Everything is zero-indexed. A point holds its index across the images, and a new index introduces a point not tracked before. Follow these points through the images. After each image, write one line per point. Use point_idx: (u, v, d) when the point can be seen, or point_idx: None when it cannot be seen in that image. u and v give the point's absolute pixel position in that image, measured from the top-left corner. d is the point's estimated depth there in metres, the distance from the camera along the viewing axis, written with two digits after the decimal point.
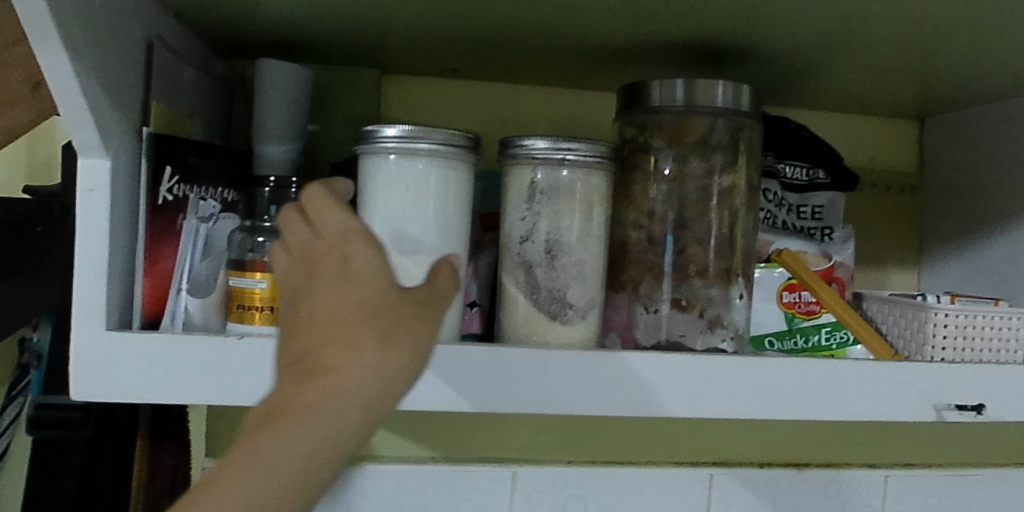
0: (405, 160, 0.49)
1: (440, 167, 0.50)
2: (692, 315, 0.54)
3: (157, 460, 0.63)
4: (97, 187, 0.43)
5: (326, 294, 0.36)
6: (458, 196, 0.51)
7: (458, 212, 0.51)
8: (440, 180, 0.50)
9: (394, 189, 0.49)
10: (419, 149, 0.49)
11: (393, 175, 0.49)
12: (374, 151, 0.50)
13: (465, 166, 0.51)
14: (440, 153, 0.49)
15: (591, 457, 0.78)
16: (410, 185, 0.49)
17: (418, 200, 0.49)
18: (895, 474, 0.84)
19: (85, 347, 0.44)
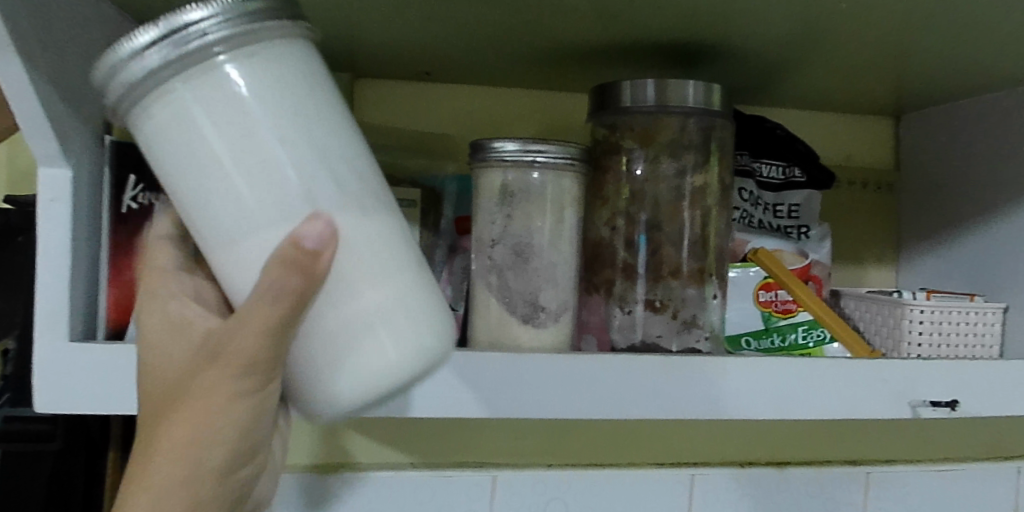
0: (185, 71, 0.35)
1: (235, 58, 0.36)
2: (665, 316, 0.53)
3: (128, 471, 0.62)
4: (58, 197, 0.43)
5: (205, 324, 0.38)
6: (297, 101, 0.37)
7: (304, 143, 0.36)
8: (241, 83, 0.36)
9: (185, 118, 0.36)
10: (189, 38, 0.34)
11: (185, 102, 0.35)
12: (131, 73, 0.35)
13: (293, 52, 0.37)
14: (226, 40, 0.35)
15: (572, 460, 0.78)
16: (208, 106, 0.35)
17: (231, 128, 0.35)
18: (877, 470, 0.84)
19: (47, 360, 0.43)
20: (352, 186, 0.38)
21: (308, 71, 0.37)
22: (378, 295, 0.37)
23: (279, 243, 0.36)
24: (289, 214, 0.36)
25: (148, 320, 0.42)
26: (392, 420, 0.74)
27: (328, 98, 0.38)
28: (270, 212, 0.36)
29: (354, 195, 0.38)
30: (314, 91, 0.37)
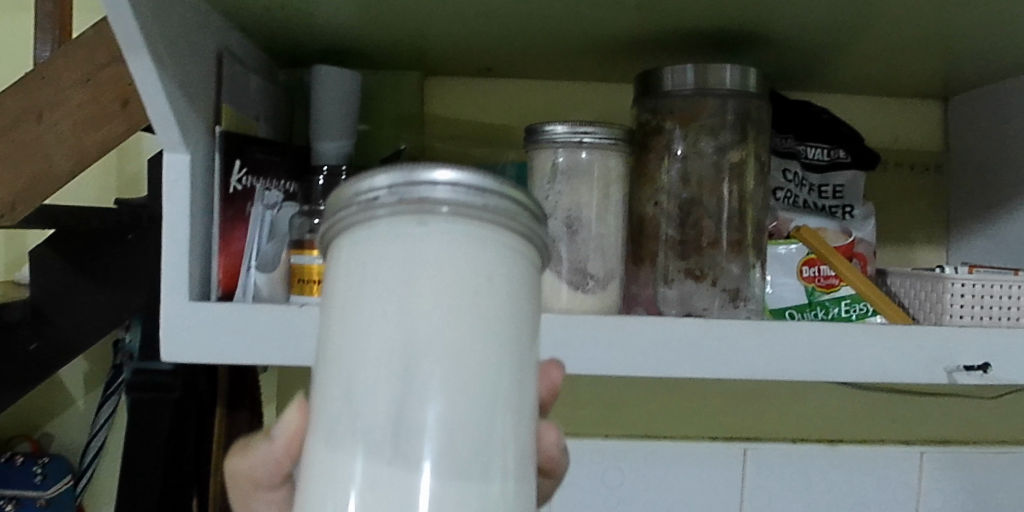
0: (395, 222, 0.33)
1: (456, 234, 0.32)
2: (705, 284, 0.58)
3: (232, 427, 0.69)
4: (180, 178, 0.51)
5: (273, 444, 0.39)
6: (468, 275, 0.32)
7: (470, 372, 0.32)
8: (446, 263, 0.32)
9: (366, 268, 0.33)
10: (425, 199, 0.32)
11: (375, 252, 0.33)
12: (357, 206, 0.33)
13: (516, 250, 0.33)
14: (455, 211, 0.32)
15: (628, 432, 0.83)
16: (393, 268, 0.32)
17: (403, 308, 0.32)
18: (931, 450, 0.86)
19: (170, 316, 0.51)
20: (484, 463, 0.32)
21: (520, 279, 0.33)
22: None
23: (384, 480, 0.31)
24: (407, 443, 0.31)
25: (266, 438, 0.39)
26: None
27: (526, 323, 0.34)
28: (391, 434, 0.32)
29: (483, 471, 0.32)
30: (512, 305, 0.33)
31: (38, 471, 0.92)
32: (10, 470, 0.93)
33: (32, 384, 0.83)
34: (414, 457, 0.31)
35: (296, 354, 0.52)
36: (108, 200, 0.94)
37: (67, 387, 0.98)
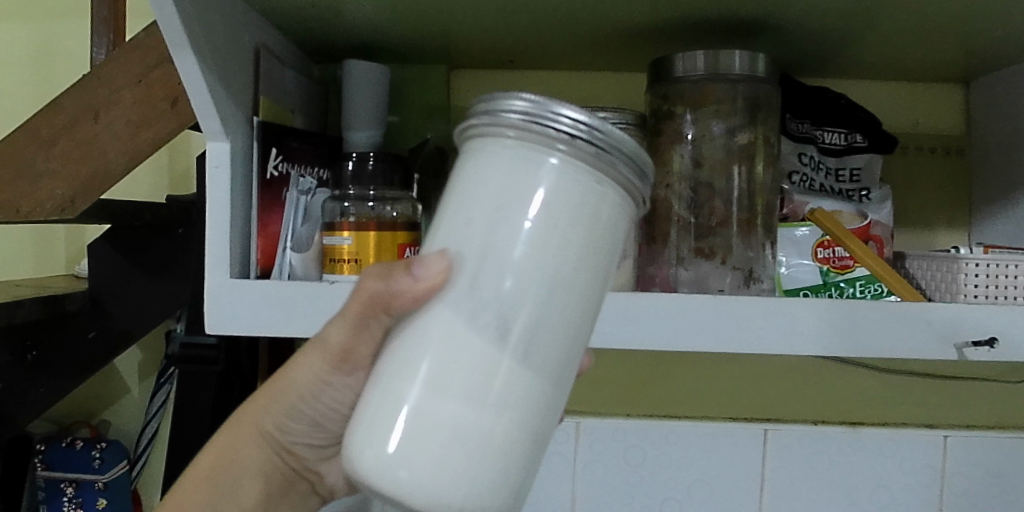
0: (522, 140, 0.41)
1: (566, 165, 0.40)
2: (714, 262, 0.62)
3: None
4: (222, 164, 0.56)
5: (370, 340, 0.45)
6: (565, 203, 0.40)
7: (562, 282, 0.40)
8: (551, 183, 0.40)
9: (492, 171, 0.41)
10: (551, 130, 0.40)
11: (500, 159, 0.41)
12: (496, 119, 0.41)
13: (613, 192, 0.41)
14: (569, 146, 0.40)
15: (649, 411, 0.86)
16: (513, 179, 0.40)
17: (516, 214, 0.40)
18: (955, 434, 0.86)
19: (213, 291, 0.56)
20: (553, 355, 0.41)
21: (609, 216, 0.41)
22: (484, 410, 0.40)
23: (472, 353, 0.40)
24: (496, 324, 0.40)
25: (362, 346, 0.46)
26: None
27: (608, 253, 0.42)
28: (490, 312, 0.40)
29: (554, 361, 0.41)
30: (601, 235, 0.41)
31: (96, 456, 0.99)
32: (71, 454, 1.00)
33: (90, 370, 0.90)
34: (507, 338, 0.40)
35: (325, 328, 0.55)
36: (160, 196, 1.00)
37: (122, 372, 1.05)
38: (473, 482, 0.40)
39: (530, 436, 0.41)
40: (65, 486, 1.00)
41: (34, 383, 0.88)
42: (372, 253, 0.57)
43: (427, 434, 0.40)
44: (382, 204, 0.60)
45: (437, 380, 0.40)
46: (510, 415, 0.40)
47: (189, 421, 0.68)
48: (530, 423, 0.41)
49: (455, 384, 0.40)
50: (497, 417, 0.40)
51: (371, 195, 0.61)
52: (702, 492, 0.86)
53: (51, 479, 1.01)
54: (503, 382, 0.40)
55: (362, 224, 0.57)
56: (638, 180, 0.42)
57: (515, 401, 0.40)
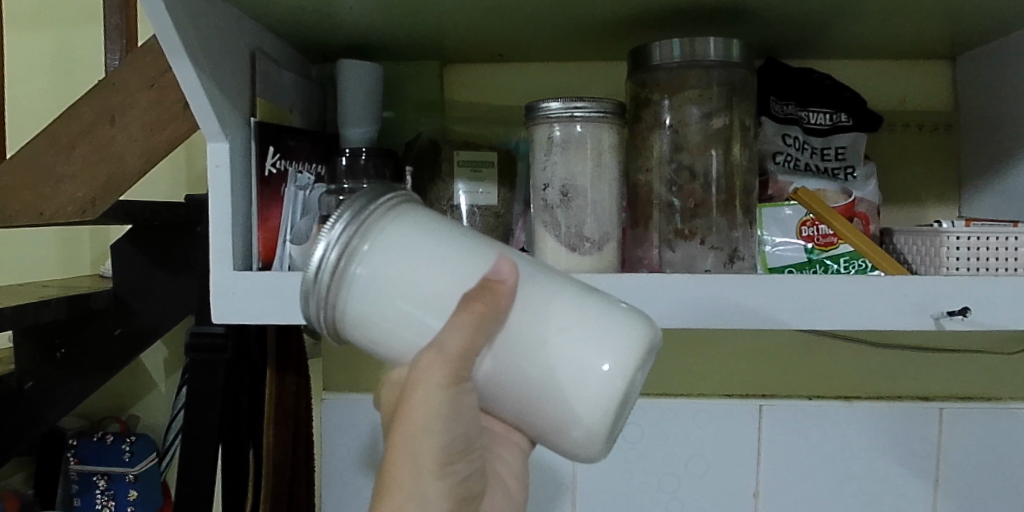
0: (355, 258, 0.47)
1: (393, 223, 0.48)
2: (694, 241, 0.65)
3: (281, 387, 0.75)
4: (221, 163, 0.59)
5: (440, 358, 0.45)
6: (421, 235, 0.48)
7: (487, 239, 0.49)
8: (396, 245, 0.47)
9: (374, 278, 0.47)
10: (355, 232, 0.47)
11: (371, 274, 0.47)
12: (323, 274, 0.47)
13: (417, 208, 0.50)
14: (378, 221, 0.48)
15: (645, 390, 0.88)
16: (396, 256, 0.47)
17: (428, 264, 0.47)
18: (950, 406, 0.88)
19: (217, 284, 0.59)
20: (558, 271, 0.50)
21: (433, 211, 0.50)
22: (562, 314, 0.46)
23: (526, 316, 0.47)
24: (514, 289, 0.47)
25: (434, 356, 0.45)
26: None
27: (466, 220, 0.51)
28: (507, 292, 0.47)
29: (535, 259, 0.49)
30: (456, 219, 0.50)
31: (126, 449, 1.04)
32: (102, 448, 1.05)
33: (116, 367, 0.95)
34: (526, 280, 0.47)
35: None
36: (175, 195, 1.04)
37: (149, 366, 1.10)
38: (621, 333, 0.46)
39: (623, 305, 0.48)
40: (98, 479, 1.05)
41: (61, 380, 0.93)
42: None
43: (579, 357, 0.46)
44: None
45: (536, 337, 0.46)
46: (576, 308, 0.47)
47: (200, 409, 0.70)
48: (616, 300, 0.48)
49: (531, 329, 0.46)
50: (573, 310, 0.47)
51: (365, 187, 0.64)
52: (701, 466, 0.88)
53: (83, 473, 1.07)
54: (567, 297, 0.47)
55: None
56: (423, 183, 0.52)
57: (573, 298, 0.47)
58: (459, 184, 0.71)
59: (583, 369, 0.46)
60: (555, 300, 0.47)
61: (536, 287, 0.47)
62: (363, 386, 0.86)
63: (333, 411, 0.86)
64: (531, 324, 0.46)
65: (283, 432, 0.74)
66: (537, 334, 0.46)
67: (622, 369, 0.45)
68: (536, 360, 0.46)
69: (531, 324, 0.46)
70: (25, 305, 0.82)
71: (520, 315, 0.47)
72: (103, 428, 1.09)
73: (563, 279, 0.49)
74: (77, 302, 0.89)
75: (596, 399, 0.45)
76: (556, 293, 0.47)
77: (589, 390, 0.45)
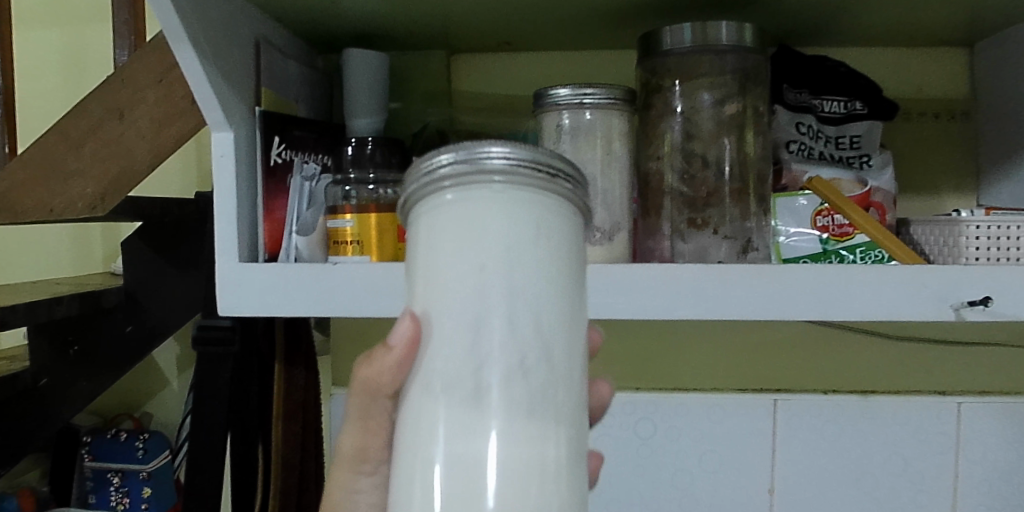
0: (462, 185, 0.41)
1: (517, 200, 0.40)
2: (706, 231, 0.64)
3: (290, 380, 0.74)
4: (226, 153, 0.58)
5: (345, 448, 0.49)
6: (519, 236, 0.40)
7: (553, 314, 0.40)
8: (498, 217, 0.40)
9: (444, 220, 0.41)
10: (485, 170, 0.40)
11: (446, 210, 0.41)
12: (431, 166, 0.41)
13: (563, 207, 0.41)
14: (515, 176, 0.40)
15: (659, 385, 0.87)
16: (470, 226, 0.40)
17: (467, 267, 0.39)
18: (968, 401, 0.86)
19: (222, 275, 0.58)
20: (573, 427, 0.40)
21: (565, 233, 0.41)
22: (516, 447, 0.38)
23: (485, 416, 0.38)
24: (515, 385, 0.38)
25: (341, 448, 0.49)
26: None
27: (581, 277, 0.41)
28: (490, 377, 0.39)
29: (571, 382, 0.40)
30: (565, 267, 0.40)
31: (140, 447, 1.05)
32: (116, 445, 1.06)
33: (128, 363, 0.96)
34: (516, 387, 0.38)
35: (328, 305, 0.58)
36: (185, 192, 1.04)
37: (161, 362, 1.09)
38: None
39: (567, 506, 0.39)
40: (111, 476, 1.06)
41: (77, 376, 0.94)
42: (375, 236, 0.60)
43: (469, 495, 0.38)
44: (381, 186, 0.62)
45: (432, 446, 0.39)
46: (529, 456, 0.38)
47: (208, 403, 0.69)
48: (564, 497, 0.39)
49: (474, 431, 0.38)
50: (517, 454, 0.38)
51: (370, 178, 0.62)
52: (715, 462, 0.87)
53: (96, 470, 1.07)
54: (530, 449, 0.38)
55: (364, 206, 0.60)
56: (582, 191, 0.42)
57: (545, 447, 0.38)
58: None
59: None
60: (496, 440, 0.38)
61: (525, 412, 0.38)
62: None
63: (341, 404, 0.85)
64: (436, 438, 0.39)
65: (292, 427, 0.74)
66: (459, 439, 0.39)
67: None
68: (416, 469, 0.39)
69: (471, 428, 0.38)
70: (40, 302, 0.83)
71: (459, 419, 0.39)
72: (116, 425, 1.09)
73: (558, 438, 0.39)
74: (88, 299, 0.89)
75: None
76: (523, 432, 0.38)
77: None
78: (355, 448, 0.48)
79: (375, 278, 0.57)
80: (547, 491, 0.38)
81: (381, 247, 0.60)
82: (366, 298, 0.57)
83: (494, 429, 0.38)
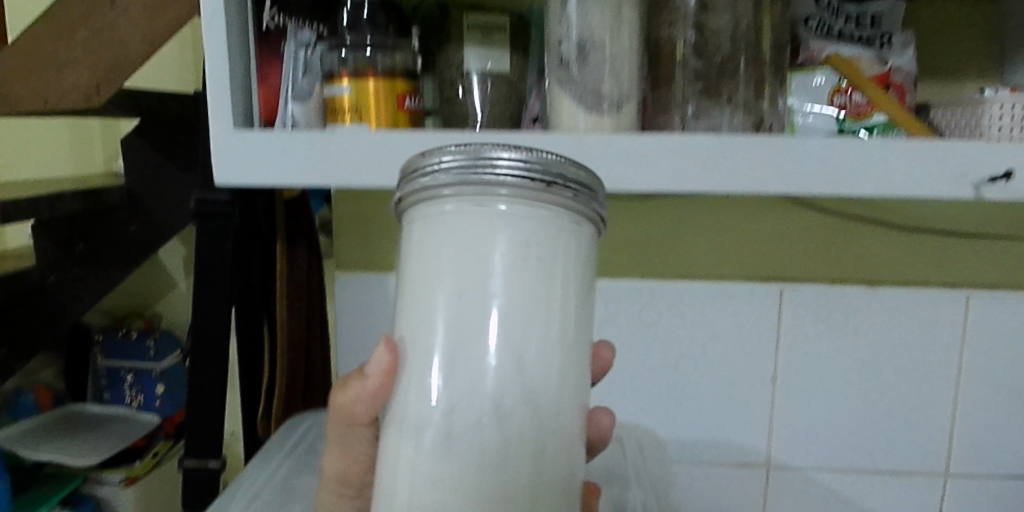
0: (459, 193, 0.39)
1: (516, 211, 0.39)
2: (716, 101, 0.62)
3: (293, 259, 0.75)
4: (216, 12, 0.55)
5: (327, 464, 0.49)
6: (513, 256, 0.39)
7: (546, 340, 0.39)
8: (495, 232, 0.39)
9: (444, 234, 0.40)
10: (485, 180, 0.39)
11: (441, 221, 0.40)
12: (427, 171, 0.40)
13: (565, 218, 0.40)
14: (517, 189, 0.39)
15: (664, 273, 0.86)
16: (469, 243, 0.39)
17: (457, 285, 0.39)
18: (977, 294, 0.85)
19: (218, 142, 0.56)
20: (560, 448, 0.40)
21: (568, 245, 0.40)
22: (492, 480, 0.38)
23: (464, 446, 0.39)
24: (501, 417, 0.38)
25: (327, 468, 0.49)
26: None
27: (581, 287, 0.41)
28: (470, 406, 0.38)
29: (560, 412, 0.40)
30: (564, 284, 0.40)
31: (151, 346, 1.22)
32: (129, 345, 1.23)
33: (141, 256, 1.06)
34: (501, 416, 0.38)
35: (327, 175, 0.56)
36: (186, 87, 1.07)
37: (168, 264, 1.24)
38: None
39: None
40: (126, 375, 1.25)
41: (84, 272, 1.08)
42: (373, 102, 0.58)
43: None
44: (379, 50, 0.60)
45: (415, 472, 0.39)
46: (509, 492, 0.38)
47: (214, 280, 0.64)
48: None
49: (453, 462, 0.39)
50: (493, 489, 0.38)
51: (368, 42, 0.61)
52: (719, 350, 0.87)
53: (111, 368, 1.26)
54: (511, 487, 0.39)
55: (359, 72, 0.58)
56: (587, 204, 0.40)
57: (524, 480, 0.39)
58: (470, 51, 0.67)
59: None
60: (482, 465, 0.39)
61: (507, 444, 0.39)
62: (374, 264, 0.85)
63: (346, 288, 0.84)
64: (416, 465, 0.39)
65: (297, 305, 0.75)
66: (432, 466, 0.39)
67: None
68: (404, 494, 0.40)
69: (450, 458, 0.39)
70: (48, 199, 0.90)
71: (444, 443, 0.39)
72: (128, 324, 1.25)
73: (547, 458, 0.39)
74: (93, 198, 1.00)
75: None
76: (509, 457, 0.39)
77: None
78: (338, 467, 0.48)
79: (373, 145, 0.55)
80: None
81: (380, 114, 0.58)
82: (367, 166, 0.56)
83: (472, 459, 0.39)
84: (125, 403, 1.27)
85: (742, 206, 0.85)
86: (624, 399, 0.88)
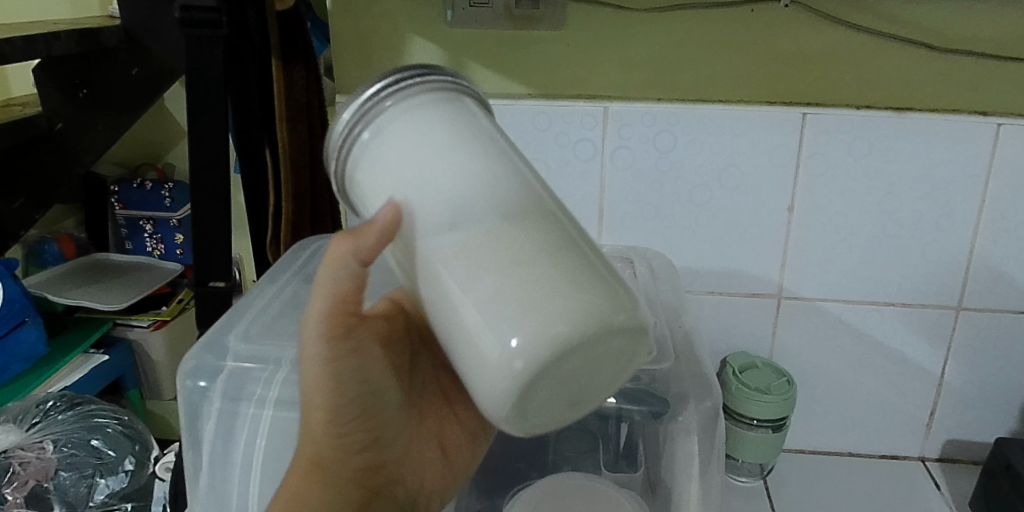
0: (372, 122, 0.45)
1: (416, 103, 0.44)
2: None
3: (290, 78, 0.71)
4: None
5: (317, 312, 0.44)
6: (438, 120, 0.43)
7: (501, 159, 0.42)
8: (417, 122, 0.43)
9: (378, 148, 0.44)
10: (380, 102, 0.44)
11: (373, 144, 0.44)
12: (341, 133, 0.45)
13: (456, 96, 0.45)
14: (404, 88, 0.44)
15: (680, 97, 0.83)
16: (402, 134, 0.43)
17: (420, 149, 0.42)
18: (1010, 122, 0.81)
19: None
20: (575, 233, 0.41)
21: (469, 110, 0.45)
22: (531, 240, 0.38)
23: (489, 229, 0.39)
24: (505, 202, 0.40)
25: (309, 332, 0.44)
26: (509, 44, 0.82)
27: (509, 141, 0.45)
28: (482, 203, 0.39)
29: (547, 199, 0.42)
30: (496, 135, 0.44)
31: (167, 196, 1.23)
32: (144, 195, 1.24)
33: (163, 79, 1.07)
34: (500, 198, 0.40)
35: None
36: None
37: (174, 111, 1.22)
38: (599, 304, 0.37)
39: (604, 283, 0.38)
40: (144, 224, 1.27)
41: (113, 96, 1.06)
42: None
43: (518, 294, 0.37)
44: None
45: (469, 286, 0.38)
46: (552, 252, 0.38)
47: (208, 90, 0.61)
48: (607, 280, 0.38)
49: (484, 246, 0.38)
50: (534, 244, 0.38)
51: None
52: (735, 179, 0.85)
53: (129, 218, 1.28)
54: (546, 239, 0.39)
55: None
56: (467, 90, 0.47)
57: (555, 235, 0.39)
58: None
59: (498, 332, 0.37)
60: (521, 249, 0.38)
61: (521, 216, 0.39)
62: None
63: None
64: (462, 263, 0.38)
65: (298, 129, 0.71)
66: (477, 256, 0.38)
67: (572, 325, 0.36)
68: (460, 290, 0.38)
69: (486, 244, 0.38)
70: (39, 38, 0.89)
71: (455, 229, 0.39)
72: (142, 175, 1.26)
73: (575, 237, 0.40)
74: (86, 37, 0.95)
75: (507, 371, 0.36)
76: (527, 222, 0.39)
77: (503, 362, 0.36)
78: (327, 311, 0.44)
79: None
80: (580, 269, 0.38)
81: None
82: None
83: (495, 234, 0.39)
84: (146, 252, 1.30)
85: (767, 17, 0.79)
86: (636, 228, 0.87)
